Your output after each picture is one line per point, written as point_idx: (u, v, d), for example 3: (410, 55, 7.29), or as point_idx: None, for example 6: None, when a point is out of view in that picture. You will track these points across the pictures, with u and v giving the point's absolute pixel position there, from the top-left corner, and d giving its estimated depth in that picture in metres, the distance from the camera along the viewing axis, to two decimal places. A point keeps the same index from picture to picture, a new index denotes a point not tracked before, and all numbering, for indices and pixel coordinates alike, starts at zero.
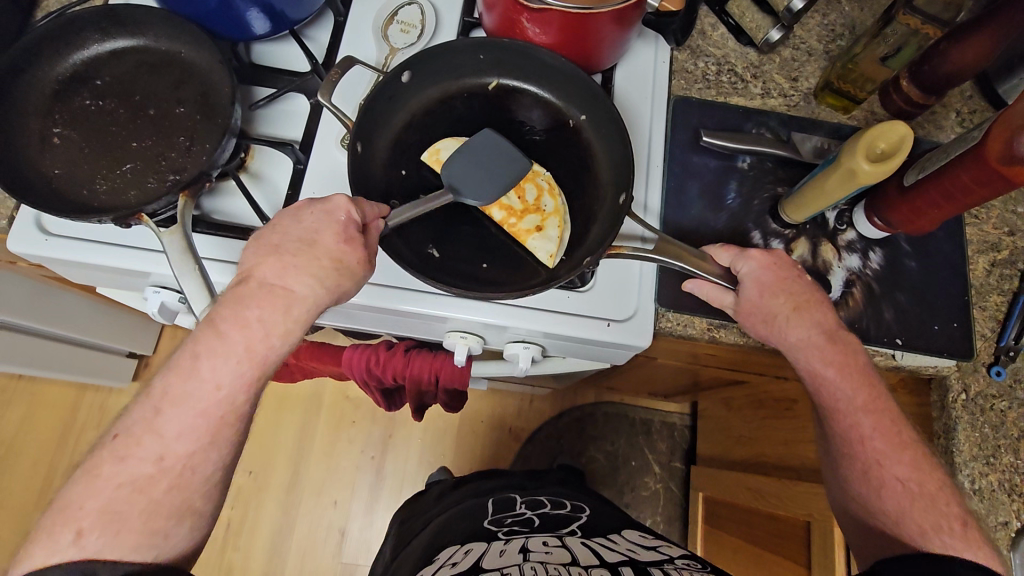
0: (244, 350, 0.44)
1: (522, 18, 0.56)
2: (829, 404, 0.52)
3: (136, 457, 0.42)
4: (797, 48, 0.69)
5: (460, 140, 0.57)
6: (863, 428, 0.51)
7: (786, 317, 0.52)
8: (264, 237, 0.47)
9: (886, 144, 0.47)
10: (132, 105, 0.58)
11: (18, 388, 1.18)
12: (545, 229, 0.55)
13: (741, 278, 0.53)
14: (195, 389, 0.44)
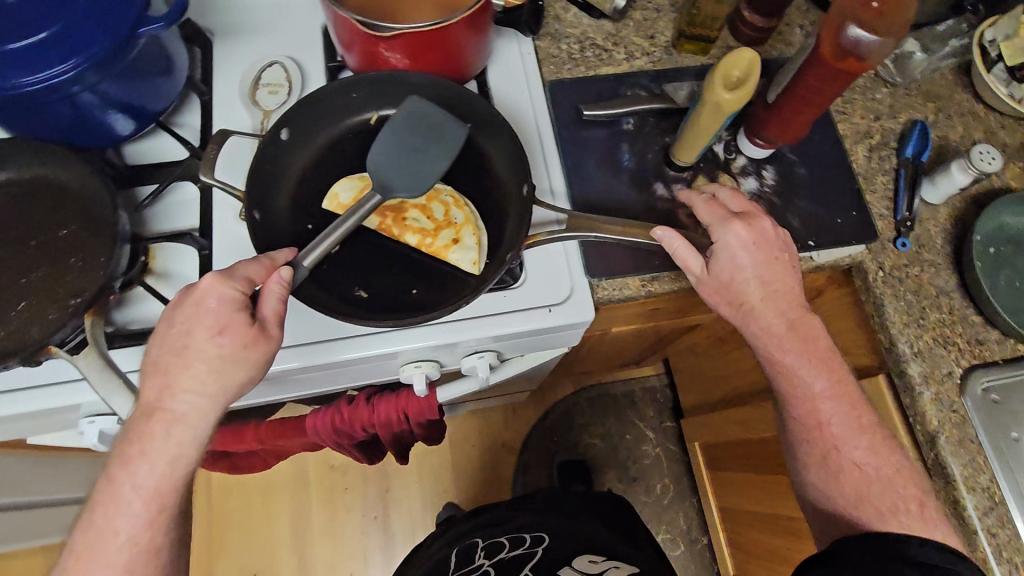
0: (136, 489, 0.44)
1: (378, 49, 0.57)
2: (791, 380, 0.57)
3: None
4: (646, 8, 0.73)
5: (355, 179, 0.57)
6: (831, 399, 0.56)
7: (746, 305, 0.56)
8: (150, 352, 0.46)
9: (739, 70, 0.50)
10: (11, 241, 0.55)
11: None
12: (461, 240, 0.55)
13: (714, 255, 0.55)
14: (105, 534, 0.44)
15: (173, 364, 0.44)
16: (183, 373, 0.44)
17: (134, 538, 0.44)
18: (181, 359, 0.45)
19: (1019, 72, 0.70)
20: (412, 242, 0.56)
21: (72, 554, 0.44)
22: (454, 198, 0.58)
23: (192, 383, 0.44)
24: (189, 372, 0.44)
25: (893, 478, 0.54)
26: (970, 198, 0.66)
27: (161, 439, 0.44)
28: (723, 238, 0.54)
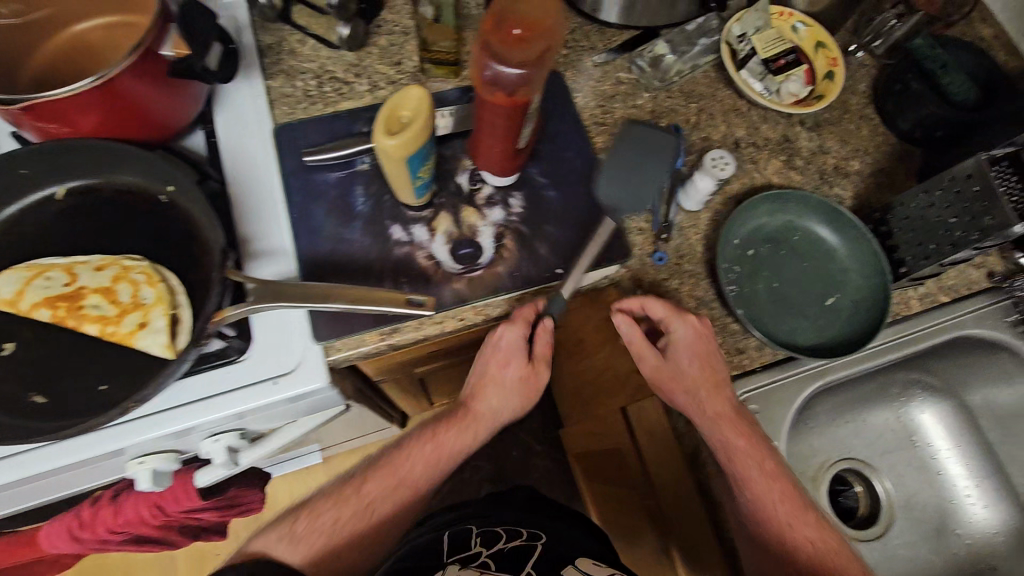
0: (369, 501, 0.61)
1: (32, 121, 0.50)
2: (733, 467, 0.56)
3: None
4: (392, 33, 0.68)
5: (22, 270, 0.51)
6: (753, 477, 0.56)
7: (693, 397, 0.57)
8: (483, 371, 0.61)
9: (400, 106, 0.46)
10: None
11: None
12: (150, 323, 0.50)
13: (669, 349, 0.58)
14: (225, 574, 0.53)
15: (392, 470, 0.62)
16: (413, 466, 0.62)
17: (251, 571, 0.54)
18: (444, 451, 0.62)
19: (773, 64, 0.69)
20: (92, 332, 0.50)
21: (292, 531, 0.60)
22: (148, 275, 0.52)
23: (392, 487, 0.62)
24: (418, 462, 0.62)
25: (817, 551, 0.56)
26: (729, 199, 0.65)
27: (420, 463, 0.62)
28: (682, 325, 0.56)
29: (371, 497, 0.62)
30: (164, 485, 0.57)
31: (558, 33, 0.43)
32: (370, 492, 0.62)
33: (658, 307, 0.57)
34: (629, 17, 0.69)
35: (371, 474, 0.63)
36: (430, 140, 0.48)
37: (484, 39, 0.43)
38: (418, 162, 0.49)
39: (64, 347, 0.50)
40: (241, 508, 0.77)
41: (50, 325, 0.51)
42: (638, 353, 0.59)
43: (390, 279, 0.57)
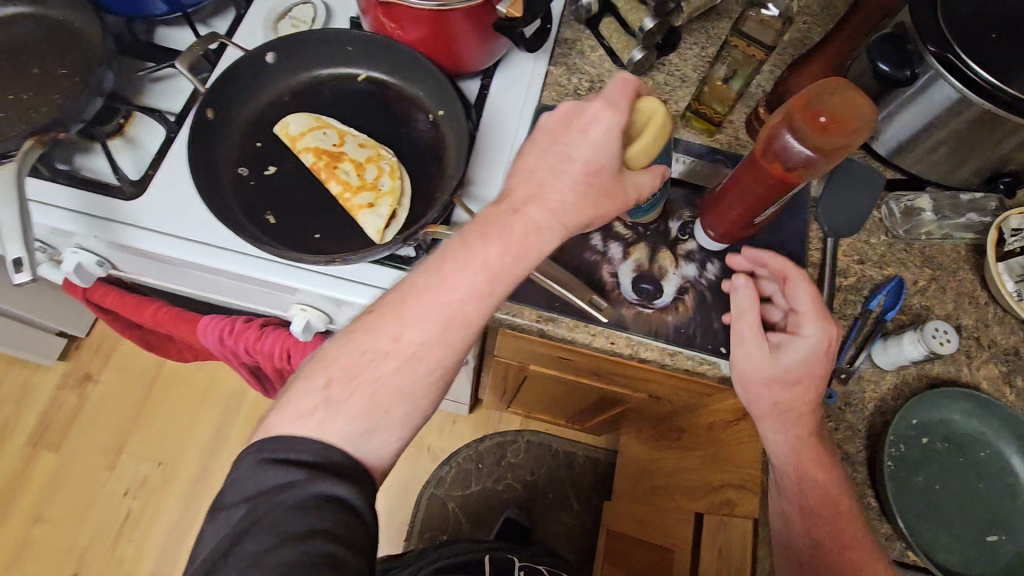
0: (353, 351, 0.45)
1: (378, 13, 0.60)
2: (790, 485, 0.54)
3: None
4: (671, 74, 0.72)
5: (310, 118, 0.61)
6: (815, 505, 0.52)
7: (776, 407, 0.53)
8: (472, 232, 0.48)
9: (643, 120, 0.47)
10: (21, 65, 0.61)
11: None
12: (376, 206, 0.57)
13: (782, 352, 0.54)
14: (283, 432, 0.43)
15: (406, 302, 0.46)
16: (450, 287, 0.45)
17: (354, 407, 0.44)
18: (492, 286, 0.46)
19: None
20: (333, 190, 0.58)
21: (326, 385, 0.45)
22: (392, 169, 0.59)
23: (411, 317, 0.45)
24: (485, 255, 0.46)
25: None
26: (925, 377, 0.60)
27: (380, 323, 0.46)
28: (813, 330, 0.52)
29: (373, 345, 0.45)
30: (305, 338, 0.64)
31: (862, 138, 0.43)
32: (381, 343, 0.45)
33: (805, 293, 0.53)
34: (902, 160, 0.67)
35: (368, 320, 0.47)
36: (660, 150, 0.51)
37: (787, 112, 0.44)
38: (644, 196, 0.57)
39: (307, 190, 0.59)
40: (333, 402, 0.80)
41: (301, 169, 0.60)
42: (738, 341, 0.55)
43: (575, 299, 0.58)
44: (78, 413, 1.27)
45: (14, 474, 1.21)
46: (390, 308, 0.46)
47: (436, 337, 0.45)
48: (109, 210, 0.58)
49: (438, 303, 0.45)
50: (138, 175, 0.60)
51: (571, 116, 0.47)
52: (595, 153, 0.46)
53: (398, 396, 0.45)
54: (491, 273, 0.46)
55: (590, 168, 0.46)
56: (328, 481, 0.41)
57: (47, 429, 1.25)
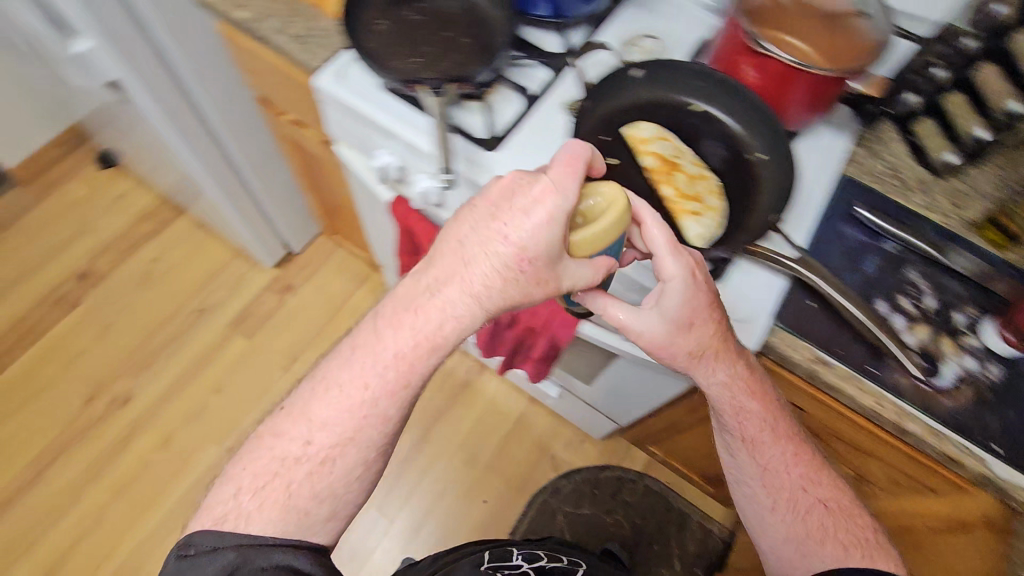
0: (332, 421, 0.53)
1: (738, 57, 0.69)
2: (747, 427, 0.62)
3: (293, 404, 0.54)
4: (971, 185, 0.73)
5: (665, 134, 0.67)
6: (765, 445, 0.62)
7: (687, 356, 0.57)
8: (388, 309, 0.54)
9: (590, 213, 0.53)
10: (436, 26, 0.77)
11: (208, 236, 1.51)
12: (702, 215, 0.66)
13: (652, 313, 0.56)
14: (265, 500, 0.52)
15: (364, 354, 0.54)
16: (360, 386, 0.53)
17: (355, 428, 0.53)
18: (405, 381, 0.54)
19: None
20: (665, 193, 0.67)
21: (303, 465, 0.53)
22: None
23: (359, 371, 0.53)
24: (395, 345, 0.53)
25: (854, 548, 0.58)
26: None
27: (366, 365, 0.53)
28: (676, 272, 0.53)
29: (347, 395, 0.53)
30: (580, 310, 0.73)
31: None
32: (291, 450, 0.53)
33: (675, 264, 0.53)
34: None
35: (327, 364, 0.56)
36: (615, 242, 0.54)
37: None
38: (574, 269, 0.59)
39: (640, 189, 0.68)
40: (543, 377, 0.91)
41: (637, 169, 0.69)
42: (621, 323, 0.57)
43: (859, 352, 0.62)
44: (273, 316, 1.45)
45: (210, 346, 1.40)
46: (353, 351, 0.54)
47: (347, 436, 0.53)
48: (476, 158, 0.72)
49: (337, 406, 0.53)
50: (501, 133, 0.73)
51: (512, 191, 0.50)
52: (529, 237, 0.49)
53: (342, 494, 0.54)
54: (399, 374, 0.53)
55: (518, 251, 0.49)
56: (289, 551, 0.52)
57: (246, 319, 1.44)
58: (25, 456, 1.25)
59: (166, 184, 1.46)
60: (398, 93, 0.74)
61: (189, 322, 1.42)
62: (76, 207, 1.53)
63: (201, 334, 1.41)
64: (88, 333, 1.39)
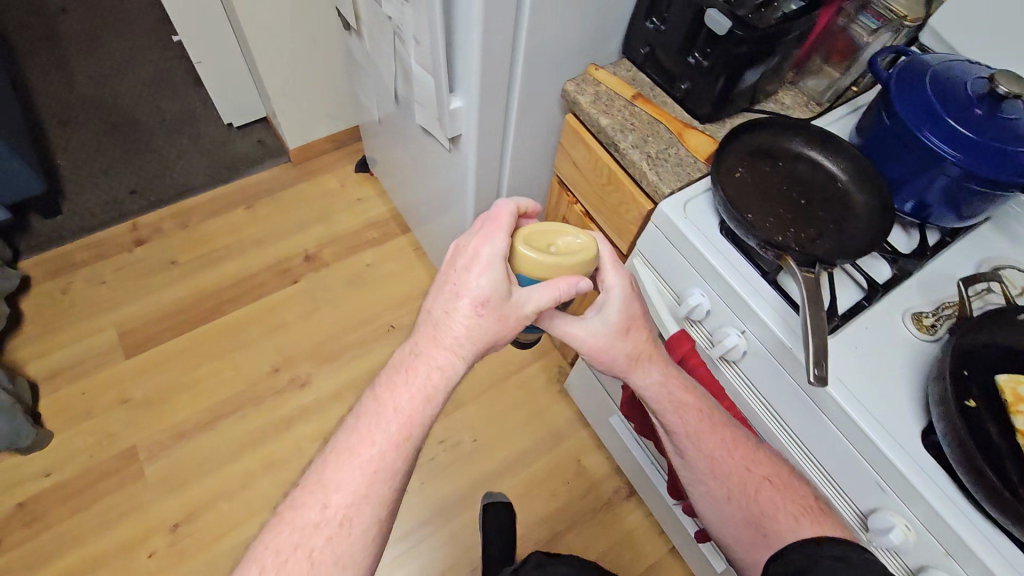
0: (347, 480, 0.58)
1: None
2: (688, 421, 0.73)
3: (340, 454, 0.59)
4: None
5: None
6: (705, 433, 0.73)
7: (627, 355, 0.72)
8: (383, 398, 0.61)
9: (567, 247, 0.66)
10: (791, 189, 0.75)
11: (420, 263, 1.62)
12: None
13: (602, 316, 0.70)
14: (294, 567, 0.55)
15: (375, 416, 0.60)
16: (368, 445, 0.59)
17: (366, 481, 0.58)
18: (407, 434, 0.59)
19: None
20: None
21: (324, 527, 0.57)
22: None
23: (376, 427, 0.59)
24: (397, 403, 0.60)
25: (805, 517, 0.67)
26: None
27: (377, 426, 0.59)
28: (616, 280, 0.69)
29: (359, 457, 0.59)
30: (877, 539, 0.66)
31: None
32: (308, 519, 0.57)
33: (615, 276, 0.69)
34: None
35: (332, 450, 0.61)
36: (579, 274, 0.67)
37: None
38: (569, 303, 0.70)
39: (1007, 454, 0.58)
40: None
41: (1003, 427, 0.60)
42: (570, 332, 0.71)
43: None
44: None
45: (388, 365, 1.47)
46: (362, 421, 0.60)
47: (361, 494, 0.58)
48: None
49: (352, 468, 0.58)
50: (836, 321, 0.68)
51: (457, 256, 0.62)
52: (492, 286, 0.59)
53: (350, 560, 0.57)
54: (403, 425, 0.59)
55: (478, 302, 0.59)
56: None
57: None
58: (209, 400, 1.36)
59: (405, 206, 1.59)
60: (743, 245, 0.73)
61: (378, 334, 1.50)
62: (324, 197, 1.70)
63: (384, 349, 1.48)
64: (295, 310, 1.51)
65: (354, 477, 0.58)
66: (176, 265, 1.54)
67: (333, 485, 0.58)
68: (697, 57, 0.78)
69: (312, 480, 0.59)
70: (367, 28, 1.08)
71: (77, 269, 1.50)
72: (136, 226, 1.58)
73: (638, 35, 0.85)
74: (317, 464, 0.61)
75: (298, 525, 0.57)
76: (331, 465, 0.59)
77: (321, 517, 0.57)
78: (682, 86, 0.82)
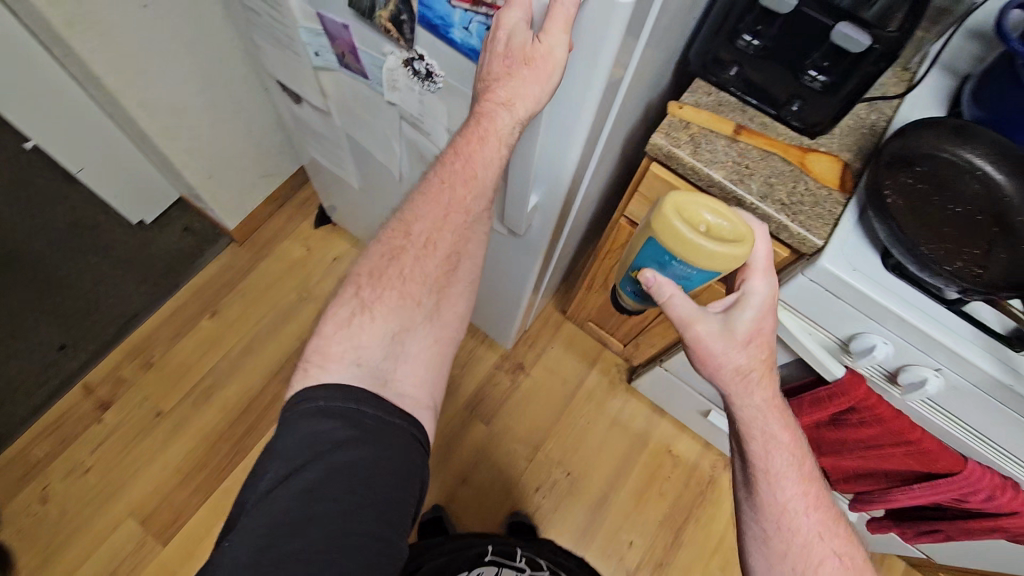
0: (425, 219, 0.59)
1: None
2: (773, 463, 0.65)
3: (419, 218, 0.59)
4: None
5: None
6: (787, 458, 0.66)
7: (734, 371, 0.64)
8: (443, 166, 0.59)
9: (712, 230, 0.59)
10: (941, 196, 0.67)
11: None
12: None
13: (728, 325, 0.63)
14: (379, 305, 0.58)
15: (440, 190, 0.59)
16: (435, 201, 0.59)
17: (444, 224, 0.59)
18: (474, 186, 0.58)
19: None
20: None
21: (390, 287, 0.58)
22: None
23: (436, 211, 0.59)
24: (465, 169, 0.57)
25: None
26: None
27: (441, 200, 0.59)
28: (761, 294, 0.62)
29: (430, 209, 0.59)
30: None
31: None
32: (394, 244, 0.59)
33: (761, 289, 0.63)
34: None
35: (412, 199, 0.61)
36: (709, 271, 0.61)
37: None
38: (688, 279, 0.64)
39: None
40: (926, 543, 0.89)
41: None
42: (684, 325, 0.64)
43: None
44: (507, 400, 1.39)
45: (450, 432, 1.35)
46: (437, 182, 0.59)
47: (438, 227, 0.59)
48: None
49: (426, 220, 0.59)
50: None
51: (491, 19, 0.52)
52: (511, 36, 0.51)
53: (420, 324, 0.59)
54: (462, 178, 0.58)
55: (507, 48, 0.52)
56: (350, 449, 0.50)
57: (481, 402, 1.38)
58: None
59: None
60: (916, 278, 0.64)
61: None
62: (293, 270, 1.44)
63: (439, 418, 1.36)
64: None
65: (429, 225, 0.59)
66: (164, 416, 1.28)
67: (412, 241, 0.59)
68: (811, 74, 0.67)
69: (396, 233, 0.60)
70: (343, 108, 0.84)
71: (44, 468, 1.22)
72: (88, 388, 1.28)
73: (716, 56, 0.72)
74: (404, 209, 0.61)
75: (374, 272, 0.59)
76: (419, 205, 0.59)
77: (417, 270, 0.59)
78: (790, 108, 0.71)
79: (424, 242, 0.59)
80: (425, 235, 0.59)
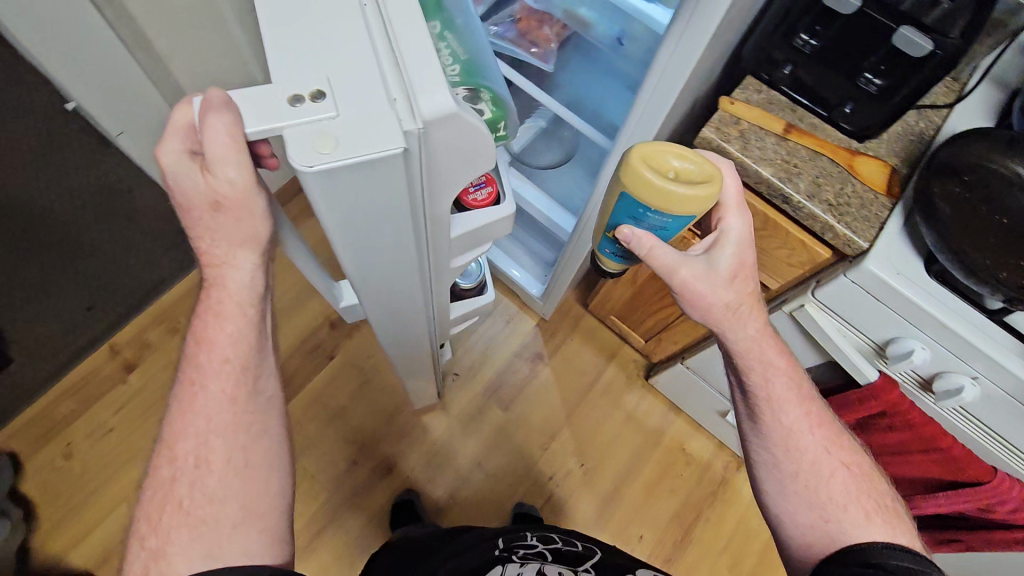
0: (209, 402, 0.53)
1: None
2: (771, 388, 0.68)
3: (197, 396, 0.54)
4: None
5: None
6: (788, 399, 0.68)
7: (725, 308, 0.67)
8: (199, 340, 0.54)
9: (679, 173, 0.61)
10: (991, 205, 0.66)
11: None
12: None
13: (709, 261, 0.66)
14: (188, 490, 0.52)
15: (196, 383, 0.54)
16: (201, 361, 0.54)
17: (232, 387, 0.54)
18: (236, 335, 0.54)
19: None
20: None
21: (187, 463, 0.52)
22: None
23: (222, 369, 0.54)
24: (224, 344, 0.54)
25: (878, 518, 0.63)
26: None
27: (228, 342, 0.54)
28: (735, 225, 0.65)
29: (200, 380, 0.54)
30: None
31: None
32: (163, 475, 0.53)
33: (735, 220, 0.65)
34: None
35: (177, 401, 0.55)
36: (682, 214, 0.62)
37: None
38: (665, 229, 0.65)
39: None
40: (946, 551, 0.90)
41: None
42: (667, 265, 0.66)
43: None
44: (525, 388, 1.40)
45: (467, 416, 1.36)
46: (194, 353, 0.54)
47: (228, 421, 0.54)
48: None
49: (208, 413, 0.53)
50: None
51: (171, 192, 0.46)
52: (200, 193, 0.45)
53: (231, 536, 0.51)
54: (235, 353, 0.54)
55: (212, 201, 0.45)
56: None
57: (498, 389, 1.39)
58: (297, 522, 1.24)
59: None
60: (960, 286, 0.64)
61: (444, 386, 1.38)
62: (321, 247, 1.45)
63: (457, 402, 1.37)
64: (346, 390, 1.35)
65: (212, 396, 0.54)
66: None
67: (193, 416, 0.53)
68: (867, 76, 0.67)
69: (176, 424, 0.54)
70: None
71: (70, 424, 1.24)
72: (115, 349, 1.31)
73: (770, 56, 0.72)
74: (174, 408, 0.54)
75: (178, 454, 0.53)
76: (183, 412, 0.54)
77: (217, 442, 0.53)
78: (843, 110, 0.71)
79: (209, 399, 0.54)
80: (210, 414, 0.53)
